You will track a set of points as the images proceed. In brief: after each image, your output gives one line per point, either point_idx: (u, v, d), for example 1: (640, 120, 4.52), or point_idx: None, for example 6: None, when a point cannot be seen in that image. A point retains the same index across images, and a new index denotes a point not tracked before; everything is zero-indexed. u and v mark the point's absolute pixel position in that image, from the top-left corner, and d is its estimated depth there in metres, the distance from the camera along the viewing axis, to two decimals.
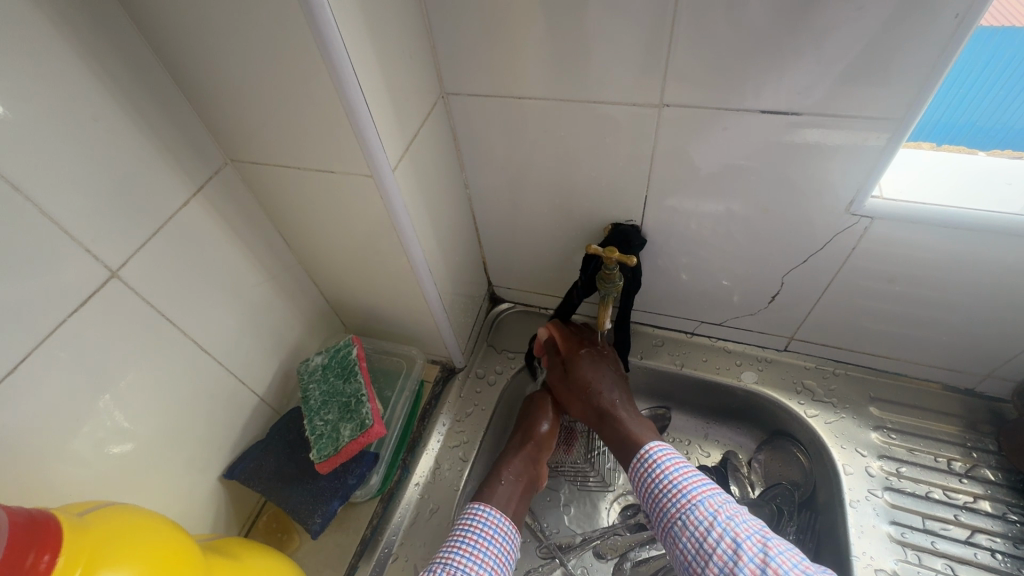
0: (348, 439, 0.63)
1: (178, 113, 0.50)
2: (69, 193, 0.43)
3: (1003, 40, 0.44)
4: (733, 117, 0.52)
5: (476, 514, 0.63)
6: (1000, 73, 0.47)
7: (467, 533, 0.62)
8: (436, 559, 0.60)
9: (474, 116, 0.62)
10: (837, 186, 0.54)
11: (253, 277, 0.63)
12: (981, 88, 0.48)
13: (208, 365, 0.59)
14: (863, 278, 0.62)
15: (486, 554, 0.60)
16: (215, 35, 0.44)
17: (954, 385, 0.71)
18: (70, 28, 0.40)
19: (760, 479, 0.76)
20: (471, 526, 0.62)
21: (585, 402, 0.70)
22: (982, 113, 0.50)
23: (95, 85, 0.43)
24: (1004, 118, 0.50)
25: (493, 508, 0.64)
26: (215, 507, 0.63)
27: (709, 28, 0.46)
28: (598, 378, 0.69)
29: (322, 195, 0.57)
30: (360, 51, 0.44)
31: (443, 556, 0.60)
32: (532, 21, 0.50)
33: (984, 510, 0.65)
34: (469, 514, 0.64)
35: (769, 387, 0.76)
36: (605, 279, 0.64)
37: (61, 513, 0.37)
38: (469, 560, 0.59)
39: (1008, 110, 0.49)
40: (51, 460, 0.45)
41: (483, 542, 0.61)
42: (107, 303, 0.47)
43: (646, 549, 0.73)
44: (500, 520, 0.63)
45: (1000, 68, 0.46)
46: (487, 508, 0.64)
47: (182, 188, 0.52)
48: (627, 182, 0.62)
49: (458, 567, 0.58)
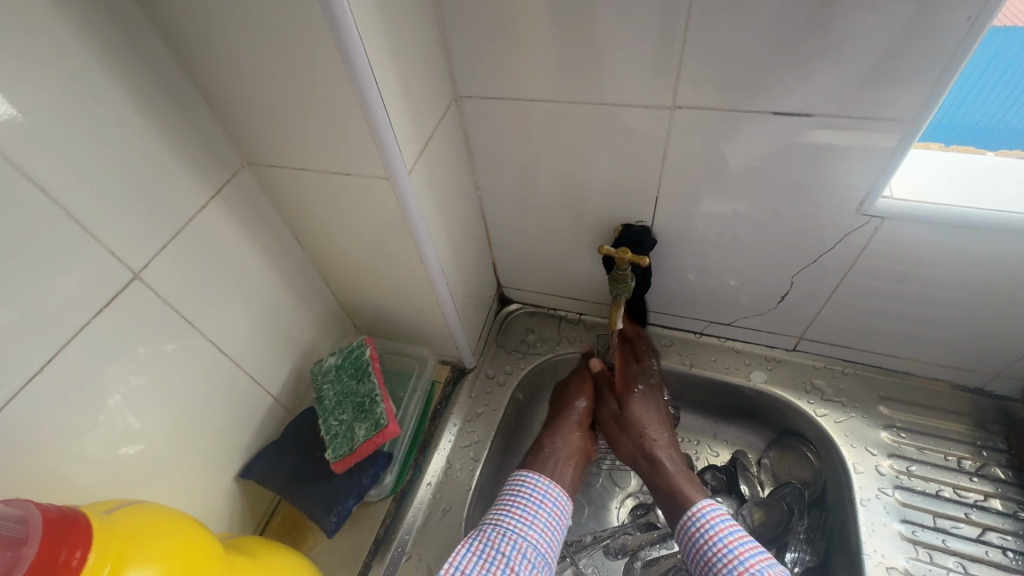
0: (363, 439, 0.63)
1: (197, 117, 0.51)
2: (92, 196, 0.43)
3: (1004, 41, 0.46)
4: (743, 119, 0.52)
5: (525, 479, 0.65)
6: (1002, 73, 0.48)
7: (517, 498, 0.63)
8: (485, 520, 0.61)
9: (486, 119, 0.62)
10: (847, 187, 0.55)
11: (268, 278, 0.64)
12: (984, 87, 0.50)
13: (224, 365, 0.60)
14: (872, 278, 0.63)
15: (536, 517, 0.61)
16: (235, 40, 0.44)
17: (963, 385, 0.71)
18: (95, 35, 0.41)
19: (770, 479, 0.77)
20: (520, 491, 0.64)
21: (632, 446, 0.69)
22: (982, 113, 0.52)
23: (118, 90, 0.44)
24: (1007, 119, 0.52)
25: (542, 474, 0.65)
26: (231, 506, 0.64)
27: (721, 30, 0.47)
28: (646, 420, 0.70)
29: (337, 197, 0.57)
30: (377, 55, 0.45)
31: (492, 518, 0.61)
32: (545, 25, 0.51)
33: (994, 508, 0.65)
34: (518, 480, 0.65)
35: (779, 387, 0.76)
36: (618, 280, 0.64)
37: (89, 512, 0.38)
38: (519, 521, 0.60)
39: (1010, 110, 0.51)
40: (75, 458, 0.46)
41: (532, 505, 0.62)
42: (128, 303, 0.48)
43: (657, 548, 0.73)
44: (548, 485, 0.64)
45: (1002, 68, 0.48)
46: (535, 474, 0.65)
47: (200, 191, 0.53)
48: (638, 183, 0.63)
49: (507, 528, 0.59)
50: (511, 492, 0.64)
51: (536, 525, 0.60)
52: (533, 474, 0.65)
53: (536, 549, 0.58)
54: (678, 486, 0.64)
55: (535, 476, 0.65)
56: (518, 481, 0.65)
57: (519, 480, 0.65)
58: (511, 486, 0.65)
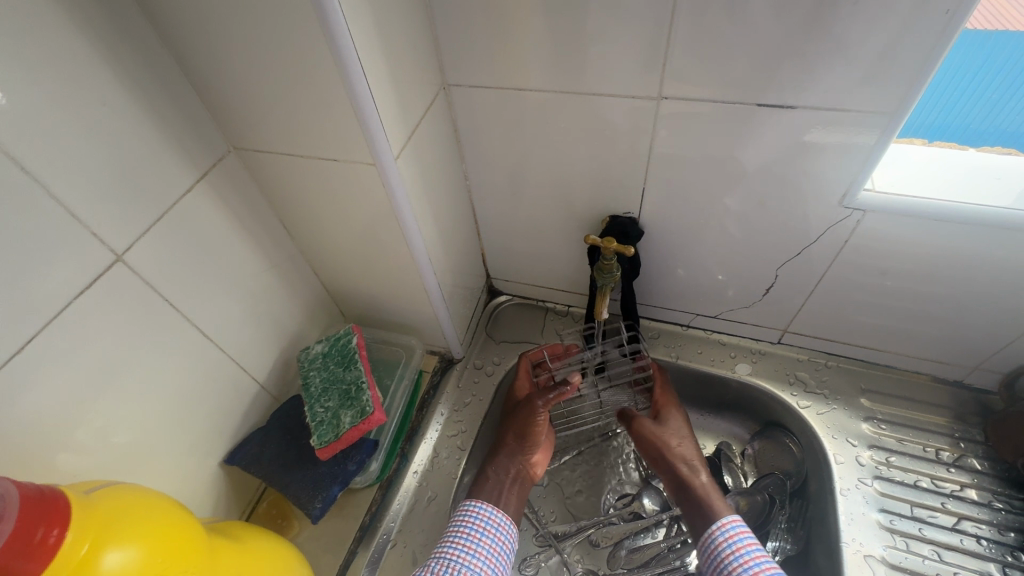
0: (348, 426, 0.63)
1: (182, 98, 0.50)
2: (74, 175, 0.43)
3: (997, 44, 0.46)
4: (730, 110, 0.53)
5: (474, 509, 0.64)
6: (992, 79, 0.49)
7: (464, 528, 0.62)
8: (433, 554, 0.61)
9: (475, 108, 0.62)
10: (831, 181, 0.55)
11: (255, 265, 0.63)
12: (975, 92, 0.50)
13: (209, 350, 0.59)
14: (854, 271, 0.63)
15: (479, 547, 0.61)
16: (221, 23, 0.44)
17: (943, 377, 0.73)
18: (79, 13, 0.41)
19: (753, 469, 0.77)
20: (465, 521, 0.63)
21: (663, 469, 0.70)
22: (976, 116, 0.53)
23: (102, 69, 0.43)
24: (996, 123, 0.53)
25: (484, 503, 0.64)
26: (216, 492, 0.64)
27: (708, 22, 0.47)
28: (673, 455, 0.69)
29: (323, 183, 0.57)
30: (365, 41, 0.45)
31: (438, 551, 0.61)
32: (533, 15, 0.51)
33: (970, 498, 0.67)
34: (464, 511, 0.65)
35: (762, 378, 0.77)
36: (603, 270, 0.64)
37: (70, 491, 0.38)
38: (462, 551, 0.60)
39: (998, 115, 0.52)
40: (57, 442, 0.46)
41: (476, 534, 0.62)
42: (112, 286, 0.48)
43: (641, 537, 0.74)
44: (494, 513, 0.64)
45: (992, 74, 0.48)
46: (478, 503, 0.64)
47: (186, 175, 0.52)
48: (625, 175, 0.63)
49: (462, 565, 0.59)
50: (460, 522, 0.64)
51: (480, 555, 0.60)
52: (475, 502, 0.65)
53: (472, 571, 0.59)
54: (707, 496, 0.65)
55: (476, 504, 0.64)
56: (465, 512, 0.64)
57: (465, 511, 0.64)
58: (458, 517, 0.64)
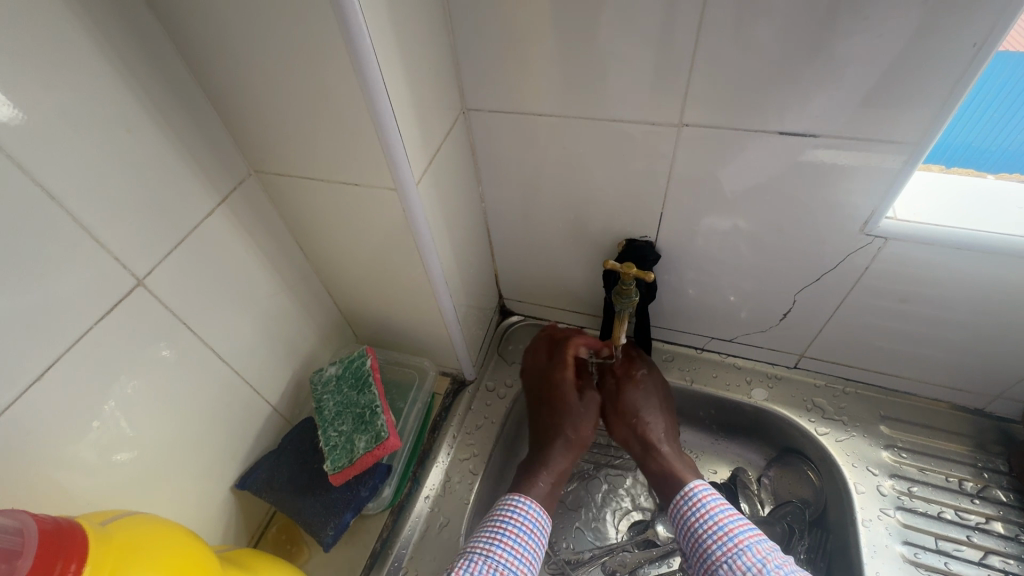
0: (363, 451, 0.63)
1: (205, 121, 0.51)
2: (99, 200, 0.43)
3: (998, 64, 0.46)
4: (751, 137, 0.53)
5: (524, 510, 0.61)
6: (995, 94, 0.49)
7: (515, 531, 0.59)
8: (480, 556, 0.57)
9: (493, 132, 0.62)
10: (852, 207, 0.55)
11: (271, 286, 0.63)
12: (976, 110, 0.50)
13: (223, 373, 0.59)
14: (874, 297, 0.63)
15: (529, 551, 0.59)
16: (246, 49, 0.44)
17: (963, 405, 0.72)
18: (109, 42, 0.41)
19: (770, 497, 0.76)
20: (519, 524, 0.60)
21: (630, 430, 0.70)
22: (977, 133, 0.52)
23: (130, 96, 0.44)
24: (999, 141, 0.53)
25: (533, 502, 0.62)
26: (226, 516, 0.63)
27: (728, 51, 0.47)
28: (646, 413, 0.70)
29: (342, 207, 0.57)
30: (389, 68, 0.45)
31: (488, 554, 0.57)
32: (554, 43, 0.51)
33: (996, 531, 0.65)
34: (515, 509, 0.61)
35: (779, 404, 0.76)
36: (621, 295, 0.63)
37: (86, 523, 0.37)
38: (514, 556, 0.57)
39: (1001, 134, 0.52)
40: (70, 469, 0.45)
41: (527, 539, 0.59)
42: (132, 310, 0.48)
43: (655, 567, 0.72)
44: (538, 514, 0.61)
45: (994, 90, 0.48)
46: (530, 503, 0.62)
47: (207, 199, 0.53)
48: (642, 200, 0.63)
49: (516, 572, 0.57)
50: (506, 521, 0.60)
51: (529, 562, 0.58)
52: (524, 502, 0.62)
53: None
54: (670, 467, 0.66)
55: (532, 505, 0.62)
56: (516, 510, 0.61)
57: (506, 508, 0.61)
58: (503, 510, 0.62)
